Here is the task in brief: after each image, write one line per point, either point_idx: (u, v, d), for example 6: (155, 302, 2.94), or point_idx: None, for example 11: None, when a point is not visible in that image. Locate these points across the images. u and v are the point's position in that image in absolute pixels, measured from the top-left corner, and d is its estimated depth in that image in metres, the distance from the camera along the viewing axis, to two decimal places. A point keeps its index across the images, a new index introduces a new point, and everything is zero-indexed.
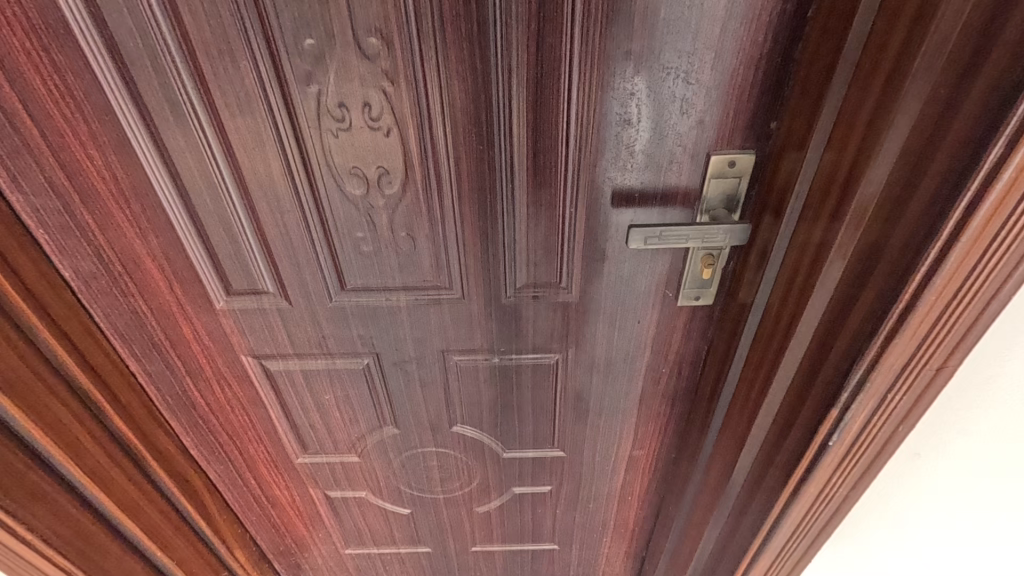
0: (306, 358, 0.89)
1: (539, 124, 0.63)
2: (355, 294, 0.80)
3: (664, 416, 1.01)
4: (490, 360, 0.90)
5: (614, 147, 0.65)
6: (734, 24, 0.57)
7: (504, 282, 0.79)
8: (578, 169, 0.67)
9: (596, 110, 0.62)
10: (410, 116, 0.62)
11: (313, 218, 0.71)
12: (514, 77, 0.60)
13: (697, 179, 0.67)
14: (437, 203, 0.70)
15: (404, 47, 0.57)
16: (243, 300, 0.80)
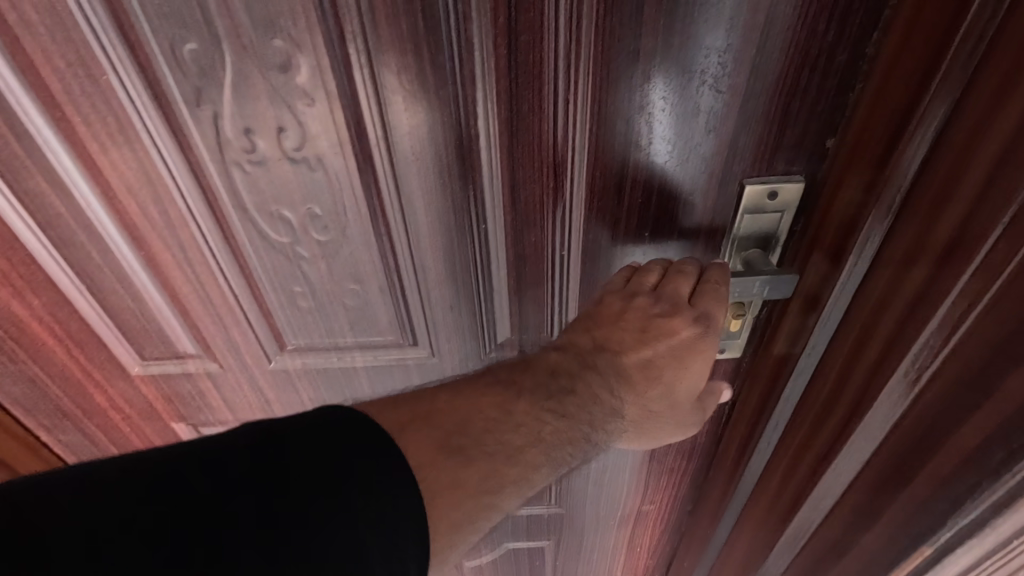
0: (250, 424, 0.74)
1: (516, 152, 0.47)
2: (299, 354, 0.65)
3: (679, 472, 0.86)
4: None
5: (615, 179, 0.49)
6: (785, 10, 0.40)
7: (479, 338, 0.63)
8: (570, 204, 0.51)
9: (591, 133, 0.46)
10: (344, 148, 0.46)
11: (234, 271, 0.56)
12: (480, 93, 0.44)
13: (725, 214, 0.51)
14: (390, 249, 0.54)
15: (323, 54, 0.41)
16: (163, 364, 0.65)
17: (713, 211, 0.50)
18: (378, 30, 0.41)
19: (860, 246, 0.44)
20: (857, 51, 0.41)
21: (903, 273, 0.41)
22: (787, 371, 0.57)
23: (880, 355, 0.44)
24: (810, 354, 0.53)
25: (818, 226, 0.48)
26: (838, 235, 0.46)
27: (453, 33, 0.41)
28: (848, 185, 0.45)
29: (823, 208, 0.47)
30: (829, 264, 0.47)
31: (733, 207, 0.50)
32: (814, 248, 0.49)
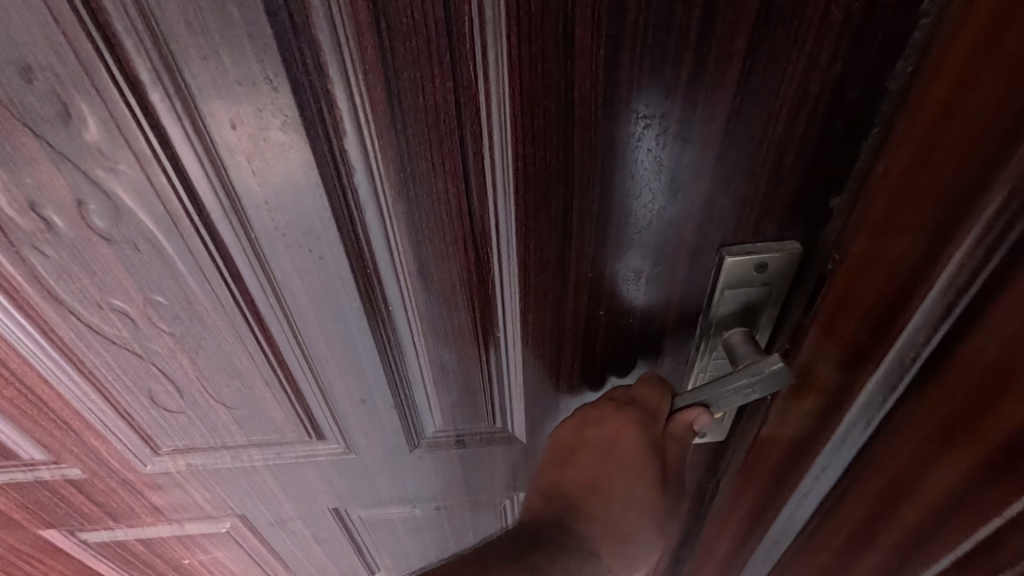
0: (138, 527, 0.61)
1: (420, 220, 0.35)
2: (179, 457, 0.52)
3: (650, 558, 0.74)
4: (409, 512, 0.63)
5: (555, 252, 0.36)
6: (777, 34, 0.27)
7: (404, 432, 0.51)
8: (499, 279, 0.38)
9: (519, 196, 0.34)
10: (180, 224, 0.34)
11: (69, 370, 0.43)
12: (360, 149, 0.32)
13: (696, 287, 0.38)
14: (269, 339, 0.42)
15: (117, 102, 0.28)
16: (7, 474, 0.52)
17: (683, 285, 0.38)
18: (191, 69, 0.28)
19: (892, 360, 0.29)
20: (878, 88, 0.29)
21: (960, 423, 0.26)
22: (783, 497, 0.42)
23: (918, 529, 0.30)
24: (814, 484, 0.38)
25: (838, 315, 0.34)
26: (862, 335, 0.32)
27: (303, 71, 0.28)
28: (878, 266, 0.30)
29: (840, 290, 0.34)
30: (844, 375, 0.33)
31: (713, 277, 0.37)
32: (830, 344, 0.35)
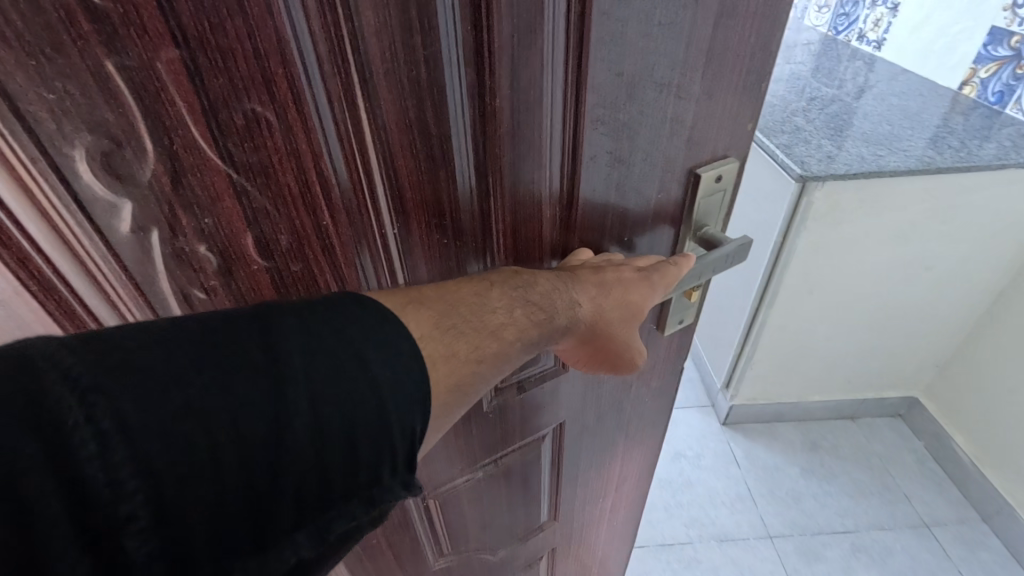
0: None
1: (519, 207, 0.41)
2: None
3: (630, 480, 0.78)
4: (474, 476, 0.58)
5: (601, 198, 0.43)
6: (732, 15, 0.38)
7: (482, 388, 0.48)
8: (568, 232, 0.45)
9: (590, 178, 0.41)
10: (336, 235, 0.36)
11: None
12: (486, 150, 0.37)
13: (682, 205, 0.48)
14: None
15: (312, 128, 0.31)
16: None
17: (675, 209, 0.48)
18: (375, 92, 0.31)
19: None
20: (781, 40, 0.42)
21: None
22: None
23: None
24: None
25: None
26: None
27: (464, 91, 0.34)
28: None
29: None
30: None
31: (690, 196, 0.47)
32: None
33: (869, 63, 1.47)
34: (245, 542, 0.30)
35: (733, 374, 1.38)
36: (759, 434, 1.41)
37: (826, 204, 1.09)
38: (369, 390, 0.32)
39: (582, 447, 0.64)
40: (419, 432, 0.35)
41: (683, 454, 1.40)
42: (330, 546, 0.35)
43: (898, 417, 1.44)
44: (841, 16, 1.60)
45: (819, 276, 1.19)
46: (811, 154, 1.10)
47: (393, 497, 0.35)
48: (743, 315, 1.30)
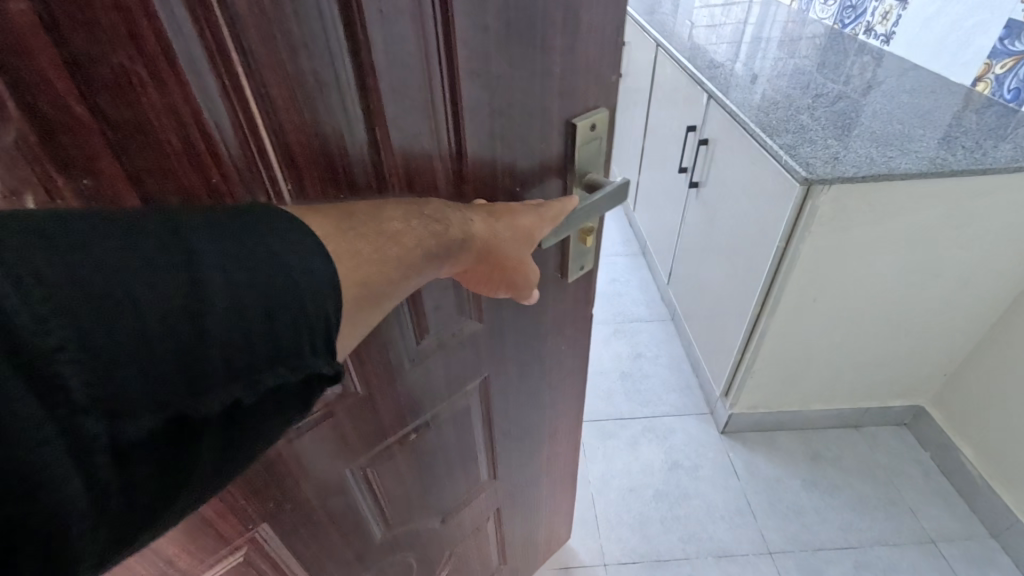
0: None
1: (414, 167, 0.41)
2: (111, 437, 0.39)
3: (561, 429, 0.92)
4: (405, 433, 0.64)
5: (486, 146, 0.45)
6: None
7: (401, 337, 0.54)
8: (461, 182, 0.46)
9: (476, 129, 0.44)
10: (229, 198, 0.34)
11: None
12: (371, 111, 0.37)
13: (565, 153, 0.52)
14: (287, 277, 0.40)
15: (186, 88, 0.29)
16: None
17: (558, 160, 0.52)
18: (245, 49, 0.30)
19: None
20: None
21: None
22: None
23: None
24: None
25: None
26: None
27: (334, 50, 0.33)
28: None
29: None
30: None
31: (571, 145, 0.52)
32: None
33: (879, 56, 1.38)
34: (175, 395, 0.27)
35: (732, 383, 1.30)
36: (758, 442, 1.37)
37: (833, 212, 0.94)
38: (269, 253, 0.30)
39: (508, 400, 0.75)
40: (331, 311, 0.33)
41: (681, 463, 1.32)
42: (268, 428, 0.33)
43: (903, 427, 1.39)
44: (846, 9, 1.55)
45: (825, 287, 1.05)
46: (816, 156, 0.95)
47: (321, 371, 0.33)
48: (743, 327, 1.18)
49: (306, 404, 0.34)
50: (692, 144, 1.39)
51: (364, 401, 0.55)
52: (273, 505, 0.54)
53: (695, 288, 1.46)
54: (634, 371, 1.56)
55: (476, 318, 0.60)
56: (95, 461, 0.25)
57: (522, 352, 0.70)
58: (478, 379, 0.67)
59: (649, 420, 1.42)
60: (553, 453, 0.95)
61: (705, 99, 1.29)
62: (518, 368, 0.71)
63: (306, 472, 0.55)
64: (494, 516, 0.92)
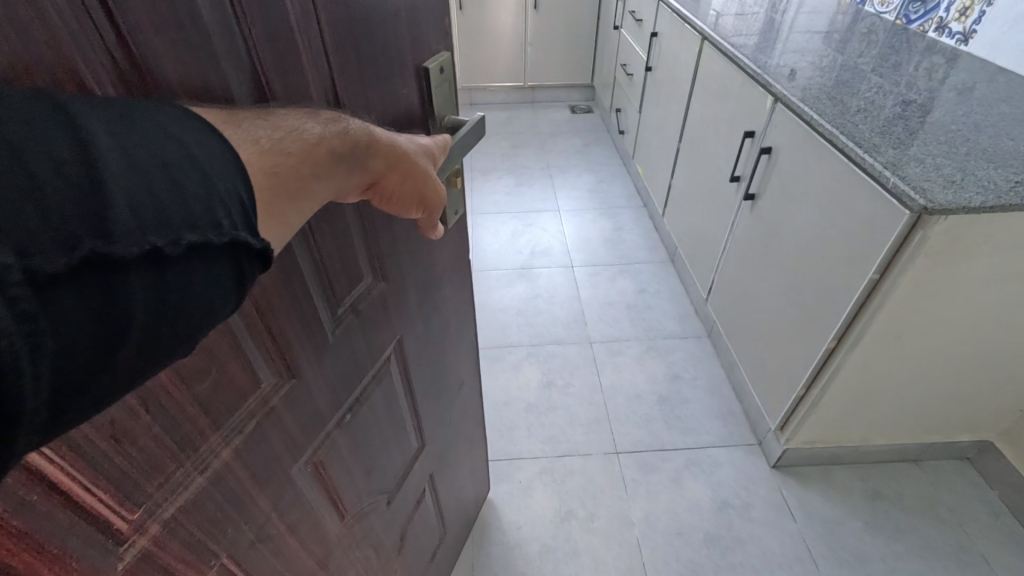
0: None
1: (290, 77, 0.35)
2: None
3: (465, 380, 0.89)
4: (338, 416, 0.53)
5: (354, 54, 0.40)
6: None
7: (317, 298, 0.44)
8: (339, 98, 0.40)
9: (340, 38, 0.38)
10: None
11: None
12: (252, 54, 0.32)
13: (420, 97, 0.50)
14: None
15: (52, 29, 0.22)
16: None
17: (416, 103, 0.50)
18: None
19: None
20: None
21: None
22: None
23: None
24: None
25: None
26: None
27: None
28: None
29: None
30: None
31: (427, 93, 0.51)
32: None
33: (956, 57, 1.26)
34: (87, 234, 0.19)
35: (792, 417, 1.17)
36: (814, 479, 1.24)
37: (945, 238, 0.79)
38: (156, 126, 0.23)
39: (419, 355, 0.68)
40: (243, 192, 0.26)
41: (731, 503, 1.20)
42: (207, 311, 0.24)
43: (966, 460, 1.26)
44: (913, 3, 1.43)
45: (914, 317, 0.91)
46: (929, 179, 0.79)
47: (249, 243, 0.25)
48: (815, 356, 1.05)
49: (241, 291, 0.26)
50: (749, 152, 1.26)
51: (299, 389, 0.45)
52: (229, 533, 0.42)
53: (746, 305, 1.33)
54: (672, 395, 1.44)
55: (371, 279, 0.52)
56: (10, 296, 0.17)
57: (420, 298, 0.64)
58: (389, 342, 0.59)
59: (692, 452, 1.30)
60: (463, 401, 0.91)
61: (771, 103, 1.16)
62: (424, 320, 0.67)
63: (256, 482, 0.43)
64: (429, 483, 0.85)
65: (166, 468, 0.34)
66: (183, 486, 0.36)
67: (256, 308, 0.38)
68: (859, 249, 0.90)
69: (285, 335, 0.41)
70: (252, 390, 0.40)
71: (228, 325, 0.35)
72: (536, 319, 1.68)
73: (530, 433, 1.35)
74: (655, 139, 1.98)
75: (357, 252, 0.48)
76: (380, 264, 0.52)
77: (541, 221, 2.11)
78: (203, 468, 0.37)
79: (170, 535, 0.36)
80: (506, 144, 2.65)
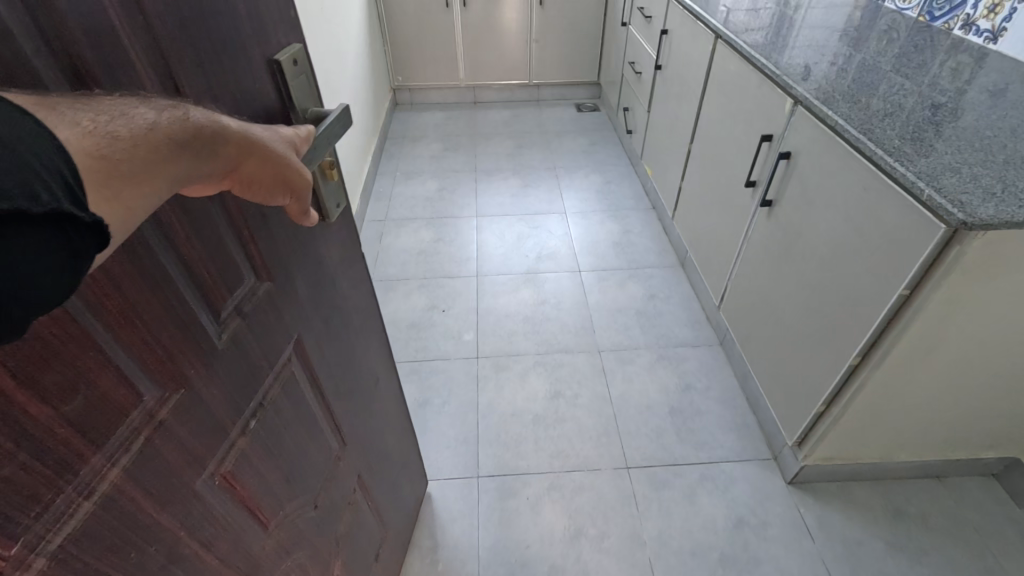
0: None
1: (121, 65, 0.31)
2: None
3: (381, 372, 0.85)
4: (244, 425, 0.48)
5: (193, 39, 0.37)
6: None
7: (195, 299, 0.40)
8: (182, 85, 0.36)
9: (174, 23, 0.35)
10: None
11: None
12: (67, 42, 0.28)
13: (278, 86, 0.47)
14: None
15: None
16: None
17: (274, 94, 0.47)
18: None
19: None
20: None
21: None
22: None
23: None
24: None
25: None
26: None
27: None
28: None
29: None
30: None
31: (283, 86, 0.47)
32: None
33: (983, 55, 1.21)
34: None
35: (811, 433, 1.12)
36: (833, 494, 1.20)
37: (982, 256, 0.75)
38: None
39: (321, 350, 0.62)
40: (67, 169, 0.23)
41: (747, 521, 1.16)
42: (30, 288, 0.23)
43: (990, 476, 1.22)
44: None
45: (948, 333, 0.87)
46: (968, 190, 0.74)
47: (76, 217, 0.23)
48: (838, 372, 1.00)
49: (73, 271, 0.25)
50: (766, 156, 1.21)
51: (191, 399, 0.41)
52: (134, 558, 0.37)
53: (763, 313, 1.27)
54: (684, 406, 1.39)
55: (253, 280, 0.48)
56: None
57: (315, 296, 0.60)
58: (285, 346, 0.54)
59: (705, 467, 1.26)
60: (382, 397, 0.86)
61: (791, 106, 1.10)
62: (324, 311, 0.62)
63: (158, 501, 0.38)
64: (361, 484, 0.80)
65: (41, 495, 0.30)
66: (70, 513, 0.31)
67: (117, 311, 0.33)
68: (889, 261, 0.85)
69: (158, 335, 0.37)
70: (131, 404, 0.35)
71: (84, 331, 0.31)
72: (544, 325, 1.63)
73: (537, 444, 1.31)
74: (664, 139, 1.93)
75: (230, 248, 0.44)
76: (262, 262, 0.48)
77: (547, 224, 2.06)
78: (90, 493, 0.33)
79: (62, 568, 0.31)
80: (510, 144, 2.60)
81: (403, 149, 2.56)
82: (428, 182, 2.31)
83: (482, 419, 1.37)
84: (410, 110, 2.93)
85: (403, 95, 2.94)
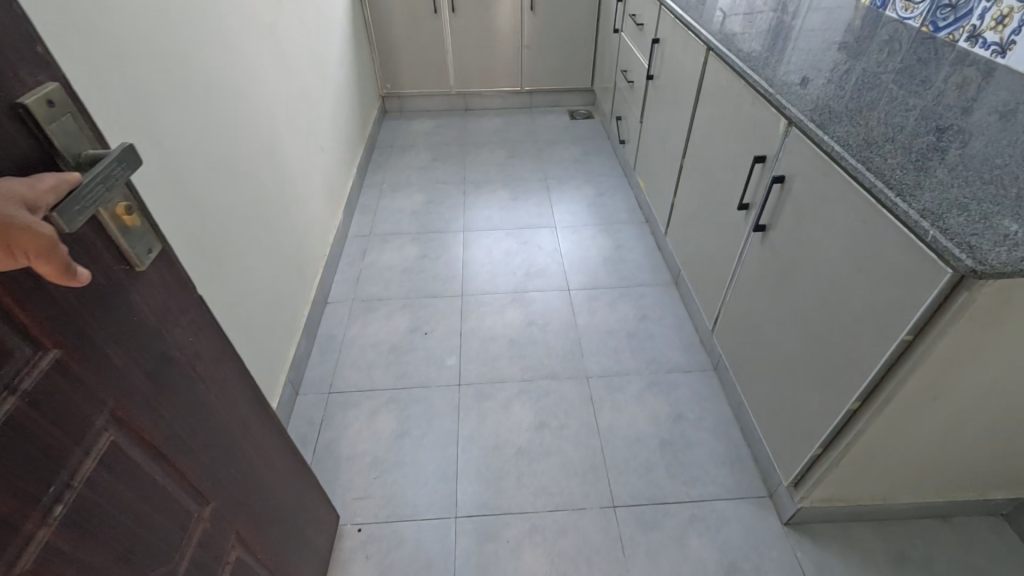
0: None
1: None
2: None
3: (251, 420, 0.76)
4: (46, 513, 0.43)
5: None
6: None
7: None
8: None
9: None
10: None
11: None
12: None
13: (26, 134, 0.41)
14: None
15: None
16: None
17: (22, 145, 0.40)
18: None
19: None
20: None
21: None
22: None
23: None
24: None
25: None
26: None
27: None
28: None
29: None
30: None
31: (34, 133, 0.41)
32: None
33: (991, 70, 1.14)
34: None
35: (808, 476, 1.05)
36: (833, 537, 1.13)
37: (991, 303, 0.68)
38: None
39: (156, 408, 0.55)
40: None
41: (740, 567, 1.09)
42: None
43: (999, 516, 1.15)
44: (941, 8, 1.30)
45: (955, 380, 0.80)
46: (976, 231, 0.67)
47: None
48: (836, 416, 0.93)
49: None
50: (760, 177, 1.14)
51: None
52: None
53: (758, 342, 1.20)
54: (675, 438, 1.32)
55: (33, 352, 0.42)
56: None
57: (144, 354, 0.53)
58: (98, 416, 0.48)
59: (696, 506, 1.19)
60: (257, 450, 0.77)
61: (785, 126, 1.03)
62: (151, 365, 0.54)
63: None
64: (242, 533, 0.73)
65: None
66: None
67: None
68: (891, 302, 0.78)
69: None
70: None
71: None
72: (529, 349, 1.56)
73: (520, 481, 1.25)
74: (657, 152, 1.86)
75: None
76: (41, 329, 0.42)
77: (537, 239, 1.99)
78: None
79: None
80: (501, 153, 2.53)
81: (391, 159, 2.49)
82: (416, 195, 2.24)
83: (464, 454, 1.30)
84: (399, 118, 2.86)
85: (392, 103, 2.87)
